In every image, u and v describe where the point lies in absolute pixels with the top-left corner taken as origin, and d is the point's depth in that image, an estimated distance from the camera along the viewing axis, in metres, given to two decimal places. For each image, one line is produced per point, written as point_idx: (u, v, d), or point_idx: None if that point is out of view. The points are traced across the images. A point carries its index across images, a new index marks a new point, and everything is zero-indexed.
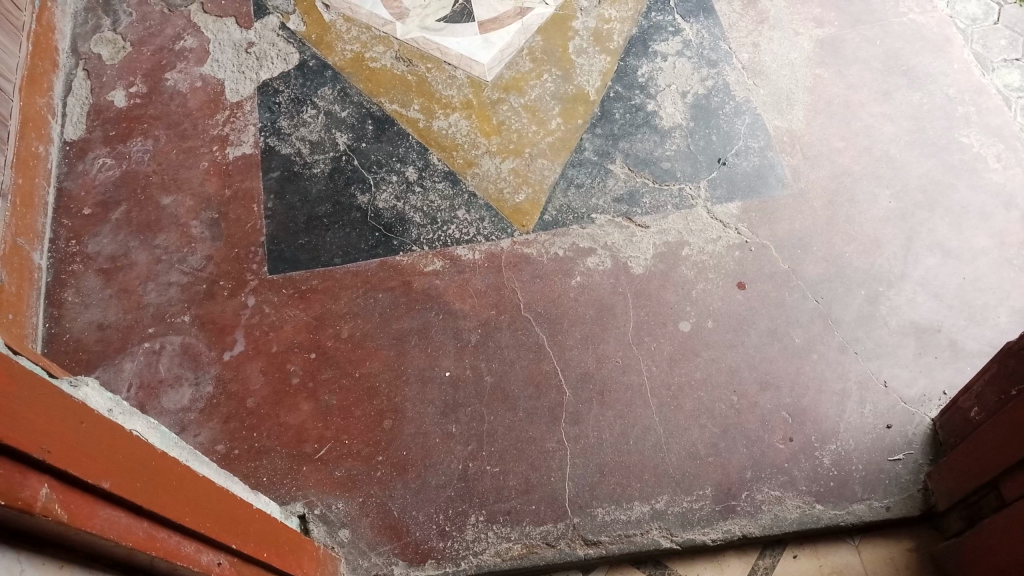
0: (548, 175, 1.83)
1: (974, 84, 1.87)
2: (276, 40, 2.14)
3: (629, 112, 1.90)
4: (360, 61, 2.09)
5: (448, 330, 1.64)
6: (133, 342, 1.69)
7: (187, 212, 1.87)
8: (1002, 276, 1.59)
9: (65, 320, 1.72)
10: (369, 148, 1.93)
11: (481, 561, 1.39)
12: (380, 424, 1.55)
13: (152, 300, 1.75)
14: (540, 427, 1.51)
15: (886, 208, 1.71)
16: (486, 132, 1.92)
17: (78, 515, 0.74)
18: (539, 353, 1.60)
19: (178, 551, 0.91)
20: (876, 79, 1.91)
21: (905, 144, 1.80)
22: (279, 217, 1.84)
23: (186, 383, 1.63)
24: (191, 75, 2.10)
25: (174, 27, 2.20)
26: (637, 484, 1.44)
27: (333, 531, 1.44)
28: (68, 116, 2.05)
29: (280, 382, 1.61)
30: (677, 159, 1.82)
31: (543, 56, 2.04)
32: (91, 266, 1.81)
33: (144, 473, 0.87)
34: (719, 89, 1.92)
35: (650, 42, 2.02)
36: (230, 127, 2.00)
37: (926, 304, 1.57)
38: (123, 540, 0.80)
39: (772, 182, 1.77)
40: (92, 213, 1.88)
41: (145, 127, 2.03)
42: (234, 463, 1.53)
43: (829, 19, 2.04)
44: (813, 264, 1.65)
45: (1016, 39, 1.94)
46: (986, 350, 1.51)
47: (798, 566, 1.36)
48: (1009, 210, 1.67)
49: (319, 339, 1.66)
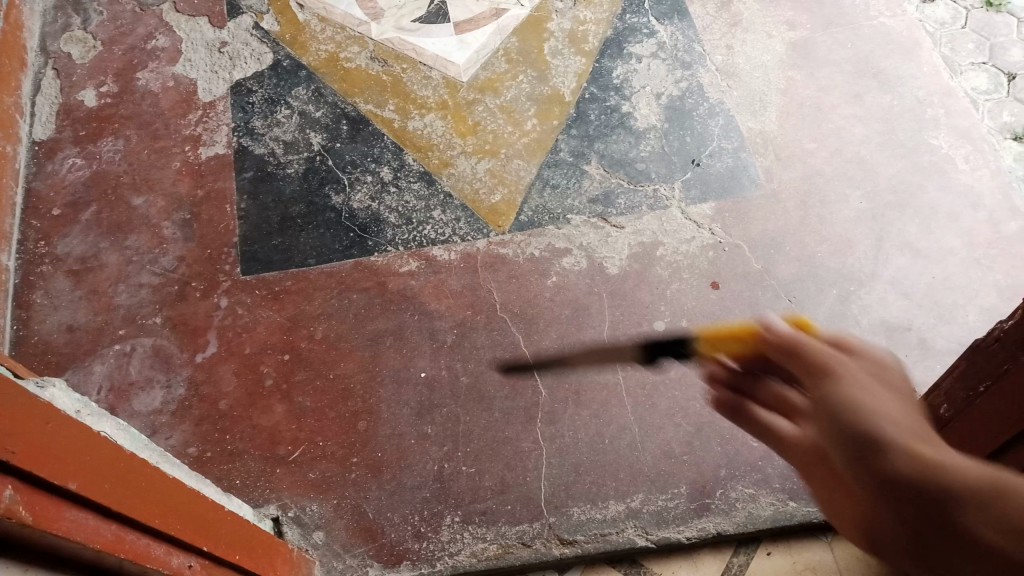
0: (524, 176, 1.83)
1: (942, 87, 1.90)
2: (250, 40, 2.13)
3: (604, 113, 1.92)
4: (335, 61, 2.08)
5: (424, 331, 1.64)
6: (103, 345, 1.66)
7: (159, 212, 1.85)
8: (971, 275, 1.61)
9: (33, 322, 1.70)
10: (344, 148, 1.92)
11: (457, 562, 1.38)
12: (354, 426, 1.54)
13: (123, 302, 1.72)
14: (516, 427, 1.51)
15: (857, 208, 1.73)
16: (462, 133, 1.92)
17: (44, 517, 0.72)
18: (514, 353, 1.60)
19: (148, 553, 0.89)
20: (847, 81, 1.94)
21: (876, 145, 1.82)
22: (252, 218, 1.83)
23: (157, 386, 1.61)
24: (163, 74, 2.08)
25: (146, 26, 2.18)
26: (613, 483, 1.44)
27: (308, 534, 1.43)
28: (37, 116, 2.02)
29: (254, 384, 1.60)
30: (652, 160, 1.83)
31: (519, 57, 2.04)
32: (60, 267, 1.78)
33: (114, 473, 0.86)
34: (693, 91, 1.94)
35: (626, 43, 2.04)
36: (203, 127, 1.98)
37: (896, 303, 1.59)
38: (90, 542, 0.79)
39: (745, 183, 1.79)
40: (61, 214, 1.86)
41: (116, 126, 2.00)
42: (206, 465, 1.51)
43: (801, 22, 2.07)
44: (785, 264, 1.67)
45: (983, 42, 1.98)
46: (955, 348, 1.54)
47: (771, 563, 1.36)
48: (977, 210, 1.70)
49: (294, 340, 1.65)
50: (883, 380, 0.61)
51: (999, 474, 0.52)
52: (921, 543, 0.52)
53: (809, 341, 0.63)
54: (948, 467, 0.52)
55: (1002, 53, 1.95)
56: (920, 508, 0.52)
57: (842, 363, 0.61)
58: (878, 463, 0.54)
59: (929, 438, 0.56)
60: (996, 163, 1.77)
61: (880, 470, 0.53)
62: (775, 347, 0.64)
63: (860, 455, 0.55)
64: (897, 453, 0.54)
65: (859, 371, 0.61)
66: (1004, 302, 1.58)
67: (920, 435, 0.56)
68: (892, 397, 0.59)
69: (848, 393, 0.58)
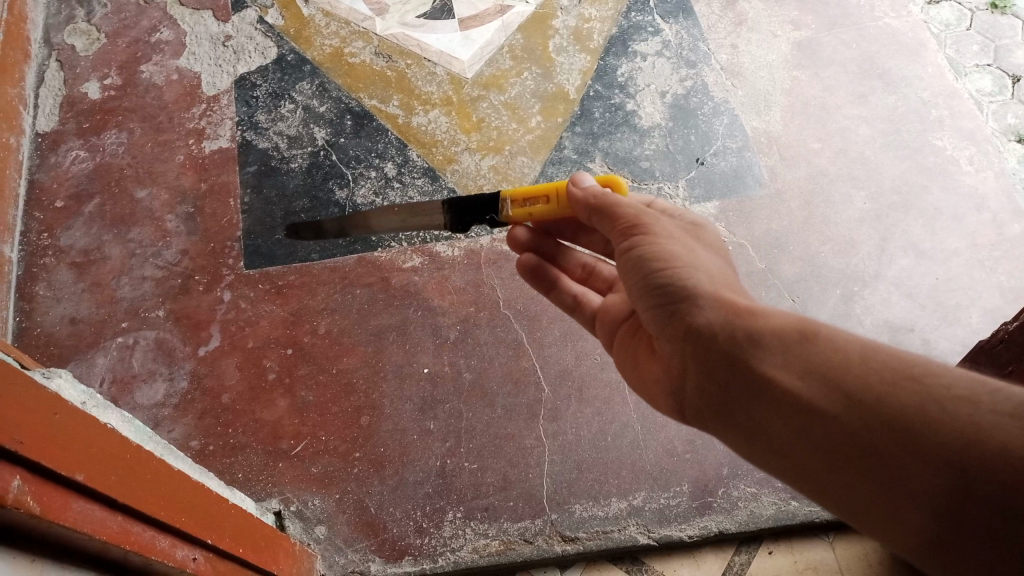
0: (528, 173, 1.83)
1: (947, 88, 1.90)
2: (254, 34, 2.13)
3: (609, 111, 1.91)
4: (339, 56, 2.08)
5: (427, 327, 1.64)
6: (106, 337, 1.66)
7: (162, 205, 1.85)
8: (975, 276, 1.62)
9: (35, 314, 1.69)
10: (348, 143, 1.92)
11: (458, 558, 1.38)
12: (357, 421, 1.54)
13: (126, 294, 1.72)
14: (518, 424, 1.52)
15: (861, 209, 1.73)
16: (466, 129, 1.92)
17: (51, 508, 0.72)
18: (517, 350, 1.60)
19: (153, 546, 0.89)
20: (852, 81, 1.94)
21: (879, 146, 1.83)
22: (256, 212, 1.83)
23: (159, 379, 1.61)
24: (167, 68, 2.08)
25: (150, 19, 2.18)
26: (615, 481, 1.44)
27: (310, 528, 1.43)
28: (40, 108, 2.02)
29: (256, 378, 1.60)
30: (656, 159, 1.83)
31: (524, 54, 2.04)
32: (63, 259, 1.78)
33: (119, 465, 0.86)
34: (697, 90, 1.94)
35: (630, 41, 2.03)
36: (207, 121, 1.98)
37: (900, 303, 1.59)
38: (96, 534, 0.78)
39: (749, 182, 1.79)
40: (64, 206, 1.86)
41: (119, 119, 2.00)
42: (208, 459, 1.51)
43: (806, 22, 2.07)
44: (788, 264, 1.67)
45: (988, 44, 1.98)
46: (959, 349, 1.53)
47: (773, 562, 1.36)
48: (981, 212, 1.70)
49: (297, 335, 1.65)
50: (697, 249, 0.90)
51: (809, 326, 0.74)
52: (740, 382, 0.75)
53: (638, 212, 0.94)
54: (753, 316, 0.77)
55: (1007, 55, 1.96)
56: (723, 348, 0.76)
57: (666, 231, 0.91)
58: (699, 317, 0.80)
59: (744, 299, 0.81)
60: (999, 165, 1.77)
61: (695, 318, 0.80)
62: (583, 200, 1.00)
63: (685, 309, 0.81)
64: (710, 307, 0.80)
65: (669, 236, 0.90)
66: (1008, 304, 1.58)
67: (730, 292, 0.82)
68: (708, 261, 0.88)
69: (665, 250, 0.87)
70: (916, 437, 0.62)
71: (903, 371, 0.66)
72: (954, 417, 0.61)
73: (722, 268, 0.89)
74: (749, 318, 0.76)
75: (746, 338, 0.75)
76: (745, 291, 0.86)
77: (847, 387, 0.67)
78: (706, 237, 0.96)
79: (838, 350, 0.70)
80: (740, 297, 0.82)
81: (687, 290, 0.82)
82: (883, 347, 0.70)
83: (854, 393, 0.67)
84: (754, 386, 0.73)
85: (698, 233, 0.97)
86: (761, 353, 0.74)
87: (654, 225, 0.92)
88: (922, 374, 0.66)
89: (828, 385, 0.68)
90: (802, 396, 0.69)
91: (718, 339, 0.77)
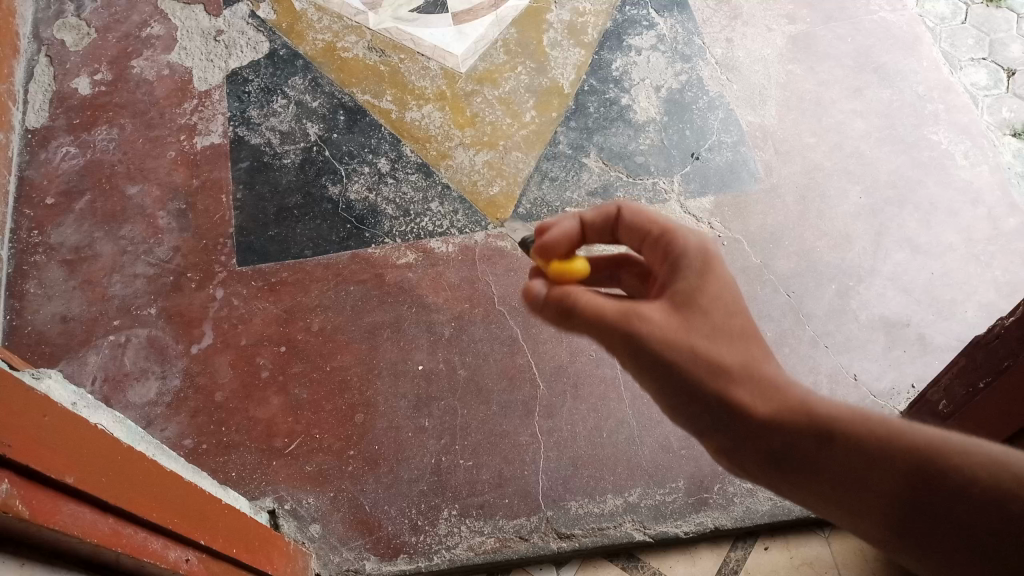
0: (522, 169, 1.82)
1: (942, 82, 1.90)
2: (246, 28, 2.11)
3: (603, 106, 1.90)
4: (332, 51, 2.07)
5: (422, 324, 1.63)
6: (97, 335, 1.65)
7: (153, 202, 1.83)
8: (970, 271, 1.61)
9: (26, 312, 1.68)
10: (341, 139, 1.91)
11: (454, 555, 1.38)
12: (351, 418, 1.53)
13: (117, 292, 1.71)
14: (513, 421, 1.51)
15: (856, 203, 1.73)
16: (460, 124, 1.91)
17: (41, 511, 0.71)
18: (512, 346, 1.60)
19: (145, 547, 0.88)
20: (847, 76, 1.93)
21: (875, 140, 1.82)
22: (248, 208, 1.81)
23: (152, 377, 1.59)
24: (158, 63, 2.06)
25: (141, 14, 2.16)
26: (610, 477, 1.44)
27: (304, 526, 1.43)
28: (30, 104, 2.00)
29: (249, 376, 1.59)
30: (651, 154, 1.82)
31: (518, 48, 2.02)
32: (54, 257, 1.76)
33: (111, 467, 0.85)
34: (692, 84, 1.93)
35: (625, 36, 2.02)
36: (198, 117, 1.96)
37: (895, 298, 1.59)
38: (88, 537, 0.77)
39: (744, 177, 1.78)
40: (55, 203, 1.84)
41: (110, 115, 1.98)
42: (202, 458, 1.50)
43: (802, 16, 2.06)
44: (784, 259, 1.66)
45: (983, 38, 1.98)
46: (954, 344, 1.53)
47: (769, 558, 1.36)
48: (976, 206, 1.70)
49: (290, 332, 1.64)
50: (687, 324, 0.74)
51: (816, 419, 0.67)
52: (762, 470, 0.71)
53: (604, 309, 0.77)
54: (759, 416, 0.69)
55: (1002, 50, 1.95)
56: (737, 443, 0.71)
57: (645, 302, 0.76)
58: (707, 425, 0.73)
59: (752, 392, 0.70)
60: (994, 160, 1.76)
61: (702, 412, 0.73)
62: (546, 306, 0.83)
63: (691, 415, 0.74)
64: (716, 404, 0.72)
65: (652, 332, 0.74)
66: (1003, 298, 1.57)
67: (733, 382, 0.71)
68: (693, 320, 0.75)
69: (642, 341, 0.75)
70: (936, 520, 0.61)
71: (914, 458, 0.62)
72: (965, 491, 0.60)
73: (724, 325, 0.73)
74: (755, 428, 0.69)
75: (761, 455, 0.70)
76: (760, 352, 0.73)
77: (862, 488, 0.64)
78: (703, 285, 0.76)
79: (855, 454, 0.65)
80: (748, 388, 0.70)
81: (686, 394, 0.73)
82: (890, 428, 0.64)
83: (870, 492, 0.64)
84: (776, 480, 0.71)
85: (680, 274, 0.77)
86: (779, 466, 0.69)
87: (631, 320, 0.75)
88: (931, 455, 0.61)
89: (844, 482, 0.65)
90: (819, 498, 0.68)
91: (732, 450, 0.72)
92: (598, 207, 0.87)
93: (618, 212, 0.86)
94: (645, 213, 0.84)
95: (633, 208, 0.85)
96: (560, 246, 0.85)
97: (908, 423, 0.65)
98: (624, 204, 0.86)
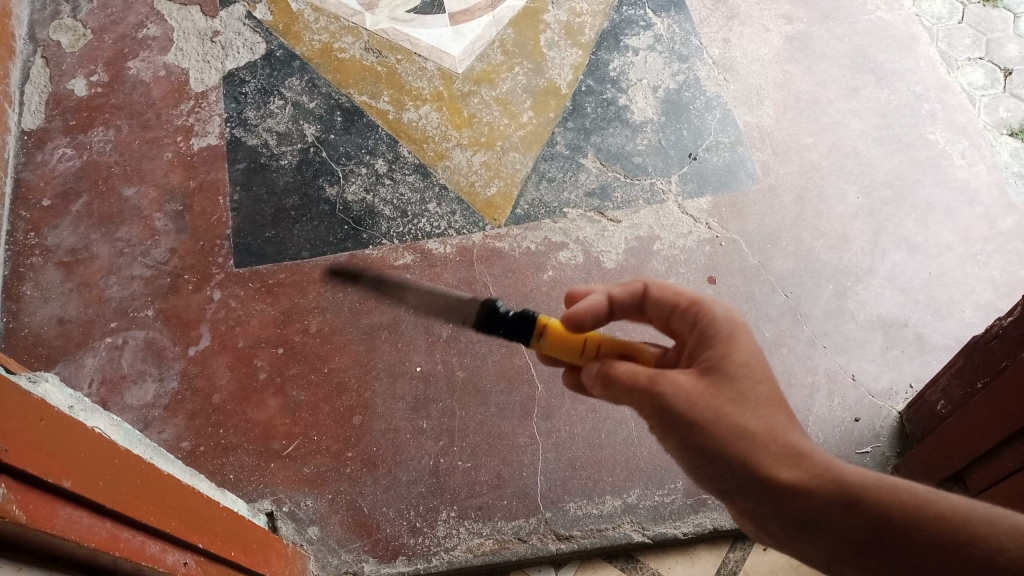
0: (520, 169, 1.82)
1: (939, 82, 1.90)
2: (242, 30, 2.11)
3: (601, 106, 1.90)
4: (328, 52, 2.06)
5: (420, 325, 1.63)
6: (94, 337, 1.64)
7: (150, 204, 1.83)
8: (967, 271, 1.61)
9: (23, 314, 1.67)
10: (338, 140, 1.90)
11: (452, 557, 1.37)
12: (349, 420, 1.53)
13: (114, 294, 1.70)
14: (512, 422, 1.51)
15: (854, 203, 1.73)
16: (457, 125, 1.91)
17: (37, 516, 0.70)
18: (510, 346, 1.60)
19: (143, 551, 0.88)
20: (844, 76, 1.93)
21: (872, 140, 1.82)
22: (245, 210, 1.81)
23: (149, 379, 1.59)
24: (154, 64, 2.06)
25: (137, 15, 2.15)
26: (609, 478, 1.44)
27: (302, 528, 1.42)
28: (26, 106, 1.99)
29: (247, 378, 1.58)
30: (650, 154, 1.82)
31: (515, 49, 2.02)
32: (51, 259, 1.76)
33: (108, 471, 0.84)
34: (689, 85, 1.93)
35: (622, 35, 2.02)
36: (195, 118, 1.96)
37: (892, 298, 1.59)
38: (85, 541, 0.77)
39: (742, 177, 1.78)
40: (51, 205, 1.84)
41: (106, 116, 1.98)
42: (199, 460, 1.50)
43: (799, 16, 2.06)
44: (782, 259, 1.66)
45: (979, 37, 1.98)
46: (951, 344, 1.53)
47: (768, 559, 1.36)
48: (974, 206, 1.70)
49: (288, 334, 1.63)
50: (712, 388, 0.73)
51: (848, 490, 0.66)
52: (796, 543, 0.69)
53: (633, 371, 0.75)
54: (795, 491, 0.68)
55: (998, 49, 1.96)
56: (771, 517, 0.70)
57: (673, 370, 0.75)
58: (731, 491, 0.72)
59: (777, 458, 0.69)
60: (992, 159, 1.76)
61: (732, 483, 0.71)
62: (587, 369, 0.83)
63: (712, 478, 0.73)
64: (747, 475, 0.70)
65: (675, 392, 0.72)
66: (1001, 298, 1.58)
67: (759, 447, 0.70)
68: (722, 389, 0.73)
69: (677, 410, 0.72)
70: None
71: (938, 527, 0.62)
72: (991, 560, 0.60)
73: (750, 391, 0.72)
74: (780, 494, 0.68)
75: (790, 523, 0.68)
76: (785, 419, 0.72)
77: (890, 556, 0.64)
78: (727, 352, 0.75)
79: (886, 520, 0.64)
80: (773, 454, 0.70)
81: (708, 457, 0.72)
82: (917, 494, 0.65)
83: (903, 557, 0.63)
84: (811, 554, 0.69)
85: (707, 344, 0.77)
86: (810, 534, 0.68)
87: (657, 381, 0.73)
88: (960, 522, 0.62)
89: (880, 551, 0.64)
90: (844, 565, 0.67)
91: (760, 516, 0.71)
92: (625, 285, 0.88)
93: (643, 289, 0.87)
94: (672, 287, 0.85)
95: (660, 284, 0.86)
96: (586, 318, 0.85)
97: (934, 490, 0.66)
98: (650, 281, 0.87)
